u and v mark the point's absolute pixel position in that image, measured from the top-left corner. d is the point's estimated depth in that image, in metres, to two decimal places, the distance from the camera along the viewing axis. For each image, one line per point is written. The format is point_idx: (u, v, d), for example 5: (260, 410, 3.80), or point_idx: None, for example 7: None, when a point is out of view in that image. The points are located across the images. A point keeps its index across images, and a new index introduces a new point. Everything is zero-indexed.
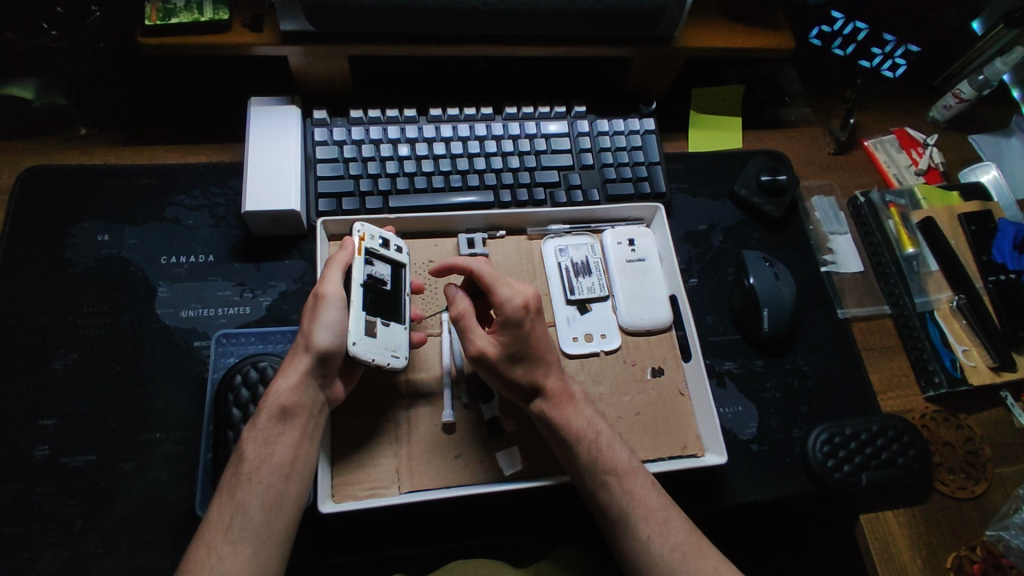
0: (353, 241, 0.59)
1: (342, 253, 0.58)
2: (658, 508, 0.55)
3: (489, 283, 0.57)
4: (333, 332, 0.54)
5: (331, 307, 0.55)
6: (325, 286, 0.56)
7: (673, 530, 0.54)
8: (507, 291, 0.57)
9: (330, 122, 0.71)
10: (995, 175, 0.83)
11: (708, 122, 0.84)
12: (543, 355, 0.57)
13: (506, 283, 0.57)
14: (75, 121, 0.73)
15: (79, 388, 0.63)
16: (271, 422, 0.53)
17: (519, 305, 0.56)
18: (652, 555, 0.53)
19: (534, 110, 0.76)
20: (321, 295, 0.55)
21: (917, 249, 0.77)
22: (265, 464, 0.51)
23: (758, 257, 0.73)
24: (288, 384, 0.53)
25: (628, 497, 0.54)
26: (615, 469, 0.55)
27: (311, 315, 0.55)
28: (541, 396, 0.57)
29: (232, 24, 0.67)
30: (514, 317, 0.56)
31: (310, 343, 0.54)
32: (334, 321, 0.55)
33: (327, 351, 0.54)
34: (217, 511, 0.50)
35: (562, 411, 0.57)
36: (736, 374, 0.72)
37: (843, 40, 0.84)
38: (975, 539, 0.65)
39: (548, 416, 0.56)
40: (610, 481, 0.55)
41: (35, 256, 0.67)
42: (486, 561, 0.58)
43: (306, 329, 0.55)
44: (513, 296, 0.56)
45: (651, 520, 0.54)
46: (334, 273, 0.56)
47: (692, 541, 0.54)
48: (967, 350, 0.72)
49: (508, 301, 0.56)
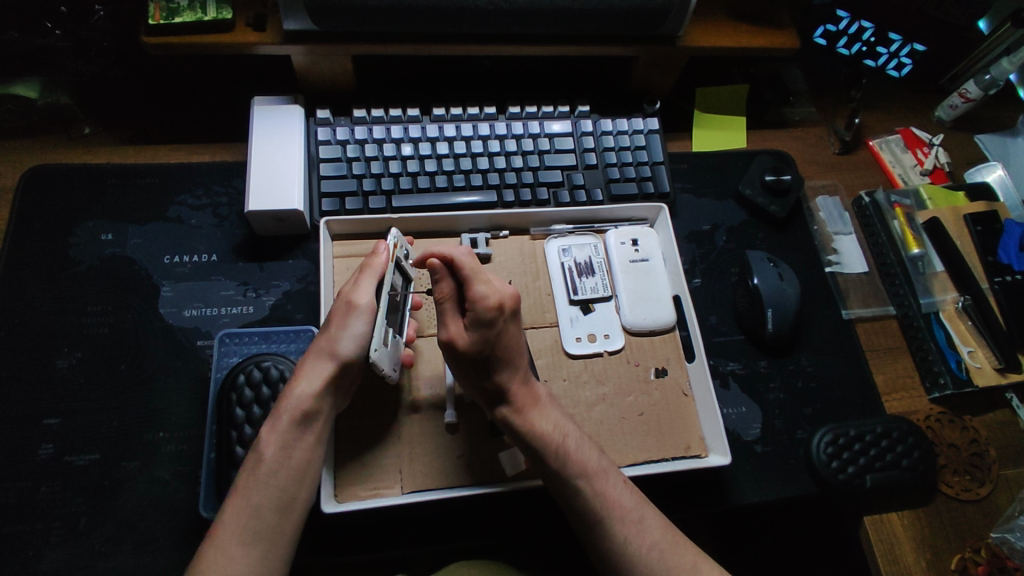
0: (388, 248, 0.58)
1: (378, 261, 0.57)
2: (632, 508, 0.54)
3: (467, 275, 0.56)
4: (357, 342, 0.54)
5: (360, 317, 0.55)
6: (359, 294, 0.55)
7: (650, 529, 0.54)
8: (485, 289, 0.55)
9: (333, 122, 0.71)
10: (1001, 175, 0.83)
11: (713, 121, 0.84)
12: (514, 359, 0.57)
13: (484, 280, 0.56)
14: (79, 121, 0.73)
15: (82, 388, 0.63)
16: (291, 427, 0.52)
17: (493, 304, 0.55)
18: (630, 555, 0.53)
19: (537, 110, 0.76)
20: (352, 303, 0.55)
21: (922, 250, 0.77)
22: (283, 468, 0.51)
23: (762, 257, 0.73)
24: (311, 389, 0.53)
25: (602, 498, 0.54)
26: (587, 471, 0.55)
27: (341, 322, 0.55)
28: (506, 400, 0.57)
29: (235, 23, 0.67)
30: (484, 317, 0.54)
31: (336, 350, 0.54)
32: (361, 332, 0.54)
33: (350, 361, 0.54)
34: (229, 513, 0.50)
35: (528, 417, 0.56)
36: (740, 375, 0.72)
37: (849, 40, 0.91)
38: (980, 541, 0.65)
39: (512, 422, 0.56)
40: (583, 484, 0.54)
41: (39, 255, 0.67)
42: (486, 562, 0.59)
43: (333, 334, 0.54)
44: (489, 293, 0.55)
45: (626, 520, 0.54)
46: (368, 282, 0.56)
47: (669, 538, 0.54)
48: (972, 352, 0.72)
49: (483, 298, 0.55)
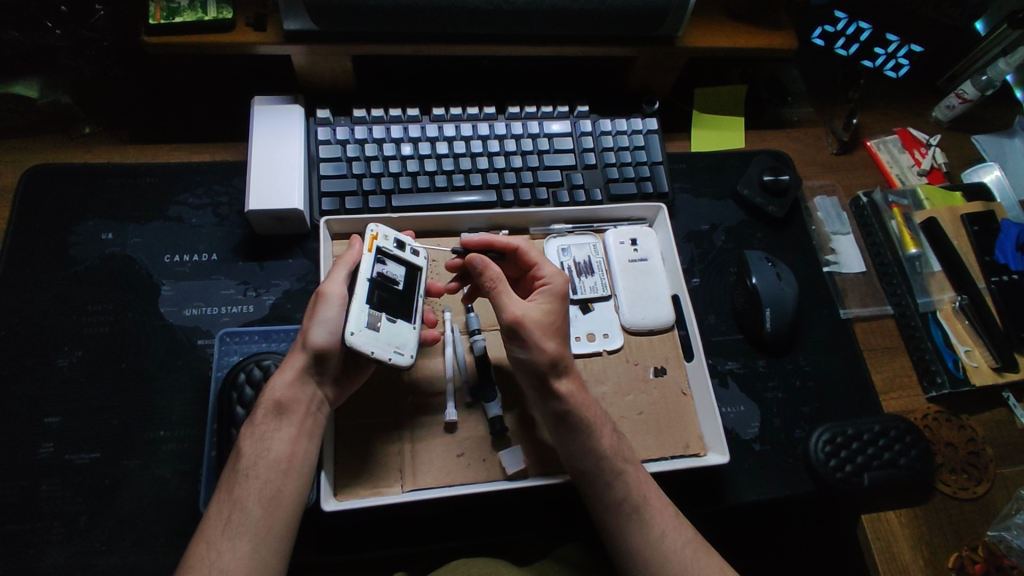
0: (360, 240, 0.59)
1: (349, 253, 0.58)
2: (668, 502, 0.56)
3: (534, 260, 0.62)
4: (328, 330, 0.55)
5: (330, 306, 0.55)
6: (327, 285, 0.56)
7: (684, 525, 0.56)
8: (549, 269, 0.62)
9: (333, 122, 0.72)
10: (998, 175, 0.83)
11: (712, 121, 0.84)
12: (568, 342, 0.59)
13: (549, 264, 0.63)
14: (79, 120, 0.73)
15: (82, 387, 0.63)
16: (268, 418, 0.53)
17: (559, 281, 0.60)
18: (665, 549, 0.53)
19: (536, 110, 0.76)
20: (321, 294, 0.55)
21: (920, 249, 0.77)
22: (261, 460, 0.52)
23: (761, 257, 0.73)
24: (285, 382, 0.54)
25: (644, 490, 0.55)
26: (632, 460, 0.57)
27: (311, 313, 0.56)
28: (564, 374, 0.56)
29: (235, 23, 0.67)
30: (557, 291, 0.59)
31: (307, 340, 0.55)
32: (329, 319, 0.55)
33: (322, 348, 0.54)
34: (215, 508, 0.51)
35: (585, 395, 0.57)
36: (738, 374, 0.72)
37: (848, 40, 0.91)
38: (977, 540, 0.65)
39: (574, 398, 0.56)
40: (630, 471, 0.56)
41: (39, 254, 0.67)
42: (484, 561, 0.58)
43: (305, 328, 0.55)
44: (556, 273, 0.61)
45: (665, 513, 0.55)
46: (338, 272, 0.56)
47: (701, 536, 0.56)
48: (969, 351, 0.72)
49: (553, 276, 0.61)
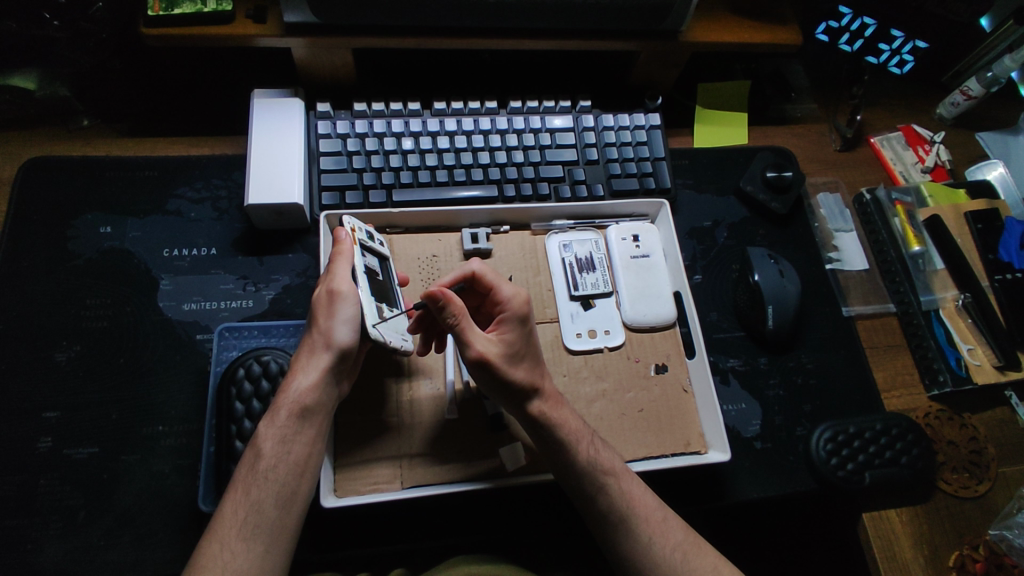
0: (348, 232, 0.57)
1: (343, 247, 0.56)
2: (656, 507, 0.56)
3: (491, 282, 0.58)
4: (350, 328, 0.54)
5: (348, 304, 0.54)
6: (339, 282, 0.54)
7: (674, 529, 0.55)
8: (509, 288, 0.58)
9: (333, 115, 0.71)
10: (1002, 172, 0.83)
11: (714, 117, 0.83)
12: (540, 356, 0.57)
13: (508, 282, 0.59)
14: (78, 112, 0.73)
15: (81, 381, 0.63)
16: (290, 420, 0.52)
17: (522, 302, 0.57)
18: (654, 556, 0.53)
19: (538, 104, 0.76)
20: (336, 292, 0.54)
21: (923, 247, 0.77)
22: (283, 463, 0.51)
23: (763, 254, 0.73)
24: (310, 383, 0.53)
25: (628, 497, 0.55)
26: (615, 470, 0.56)
27: (327, 311, 0.54)
28: (538, 395, 0.56)
29: (235, 15, 0.66)
30: (520, 315, 0.56)
31: (330, 340, 0.53)
32: (351, 317, 0.54)
33: (346, 348, 0.54)
34: (231, 509, 0.50)
35: (559, 410, 0.57)
36: (740, 371, 0.72)
37: (851, 36, 0.90)
38: (979, 539, 0.65)
39: (549, 416, 0.55)
40: (610, 482, 0.55)
41: (38, 247, 0.67)
42: (473, 560, 0.58)
43: (324, 326, 0.54)
44: (516, 293, 0.57)
45: (652, 520, 0.55)
46: (344, 268, 0.55)
47: (692, 539, 0.55)
48: (972, 349, 0.72)
49: (512, 298, 0.57)
